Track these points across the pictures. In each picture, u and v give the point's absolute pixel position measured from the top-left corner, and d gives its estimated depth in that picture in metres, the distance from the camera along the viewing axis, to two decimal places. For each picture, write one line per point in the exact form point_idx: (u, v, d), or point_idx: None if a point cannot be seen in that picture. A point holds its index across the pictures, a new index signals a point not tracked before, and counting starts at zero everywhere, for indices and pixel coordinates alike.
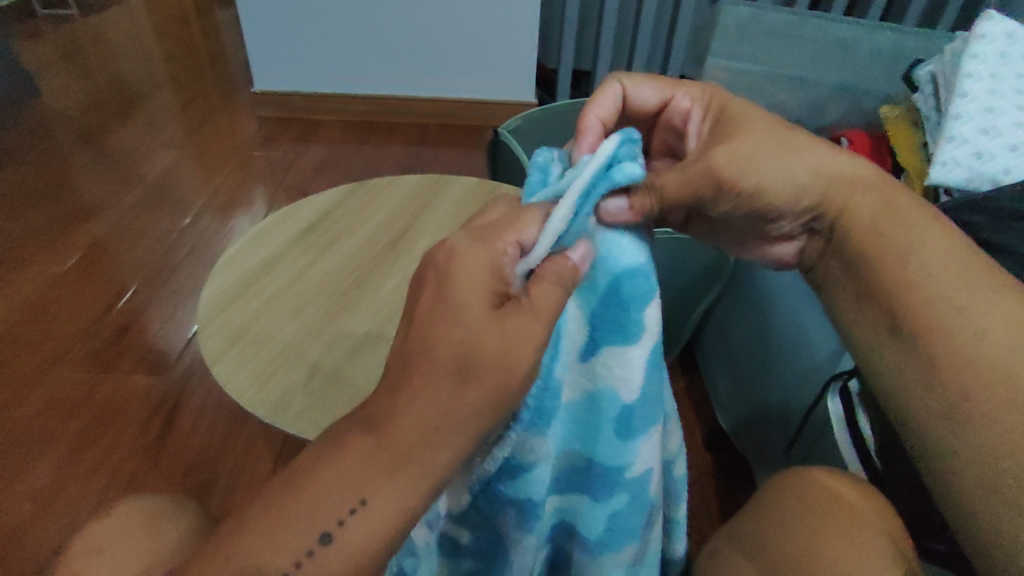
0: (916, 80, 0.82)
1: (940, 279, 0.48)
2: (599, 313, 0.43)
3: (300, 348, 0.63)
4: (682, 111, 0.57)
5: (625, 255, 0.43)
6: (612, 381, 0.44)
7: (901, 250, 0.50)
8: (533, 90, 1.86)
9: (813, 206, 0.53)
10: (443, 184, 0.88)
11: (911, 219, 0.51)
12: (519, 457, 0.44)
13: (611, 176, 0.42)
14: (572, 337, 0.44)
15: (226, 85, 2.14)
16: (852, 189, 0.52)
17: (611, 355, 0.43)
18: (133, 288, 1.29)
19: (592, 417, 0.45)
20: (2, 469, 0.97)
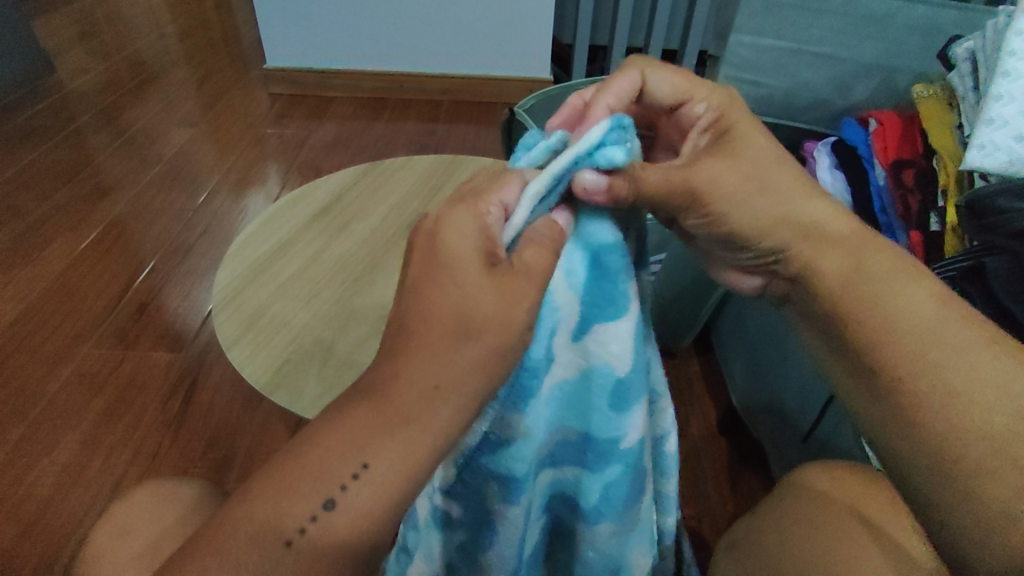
0: (953, 57, 0.78)
1: (906, 324, 0.43)
2: (585, 283, 0.39)
3: (317, 332, 0.62)
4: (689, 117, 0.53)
5: (603, 230, 0.40)
6: (604, 354, 0.40)
7: (871, 291, 0.44)
8: (548, 67, 1.82)
9: (773, 251, 0.48)
10: (458, 165, 0.86)
11: (886, 271, 0.45)
12: (498, 433, 0.40)
13: (594, 158, 0.40)
14: (558, 310, 0.40)
15: (240, 62, 2.13)
16: (821, 228, 0.47)
17: (598, 329, 0.40)
18: (150, 266, 1.30)
19: (580, 392, 0.42)
20: (27, 442, 0.99)
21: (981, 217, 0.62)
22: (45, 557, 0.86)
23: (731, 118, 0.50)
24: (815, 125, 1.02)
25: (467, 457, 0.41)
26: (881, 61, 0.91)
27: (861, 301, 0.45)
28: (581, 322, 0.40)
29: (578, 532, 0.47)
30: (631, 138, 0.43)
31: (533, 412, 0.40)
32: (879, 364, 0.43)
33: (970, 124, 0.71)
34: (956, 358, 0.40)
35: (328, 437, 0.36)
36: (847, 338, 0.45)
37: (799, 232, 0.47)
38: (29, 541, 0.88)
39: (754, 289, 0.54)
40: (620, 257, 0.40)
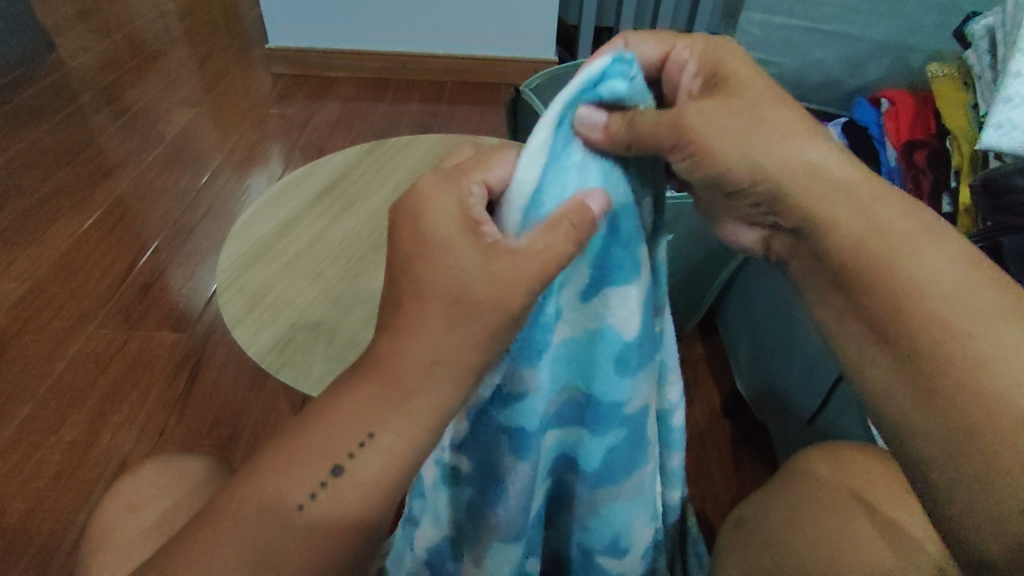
0: (970, 35, 0.76)
1: (928, 293, 0.40)
2: (597, 245, 0.37)
3: (324, 311, 0.62)
4: (680, 64, 0.46)
5: (618, 189, 0.38)
6: (614, 315, 0.39)
7: (892, 259, 0.41)
8: (553, 47, 1.79)
9: (771, 194, 0.44)
10: (463, 144, 0.86)
11: (903, 234, 0.42)
12: (509, 387, 0.39)
13: (598, 90, 0.37)
14: (569, 270, 0.38)
15: (242, 41, 2.10)
16: (844, 187, 0.43)
17: (608, 291, 0.38)
18: (154, 246, 1.29)
19: (591, 352, 0.40)
20: (35, 420, 0.99)
21: (995, 197, 0.61)
22: (55, 532, 0.87)
23: (723, 57, 0.45)
24: (826, 106, 1.00)
25: (480, 408, 0.41)
26: (896, 39, 0.90)
27: (878, 266, 0.41)
28: (592, 282, 0.38)
29: (579, 494, 0.47)
30: (637, 74, 0.39)
31: (545, 369, 0.39)
32: (899, 336, 0.40)
33: (986, 104, 0.70)
34: (975, 322, 0.38)
35: (340, 410, 0.37)
36: (869, 314, 0.42)
37: (805, 185, 0.43)
38: (39, 516, 0.89)
39: (758, 246, 0.49)
40: (632, 219, 0.38)
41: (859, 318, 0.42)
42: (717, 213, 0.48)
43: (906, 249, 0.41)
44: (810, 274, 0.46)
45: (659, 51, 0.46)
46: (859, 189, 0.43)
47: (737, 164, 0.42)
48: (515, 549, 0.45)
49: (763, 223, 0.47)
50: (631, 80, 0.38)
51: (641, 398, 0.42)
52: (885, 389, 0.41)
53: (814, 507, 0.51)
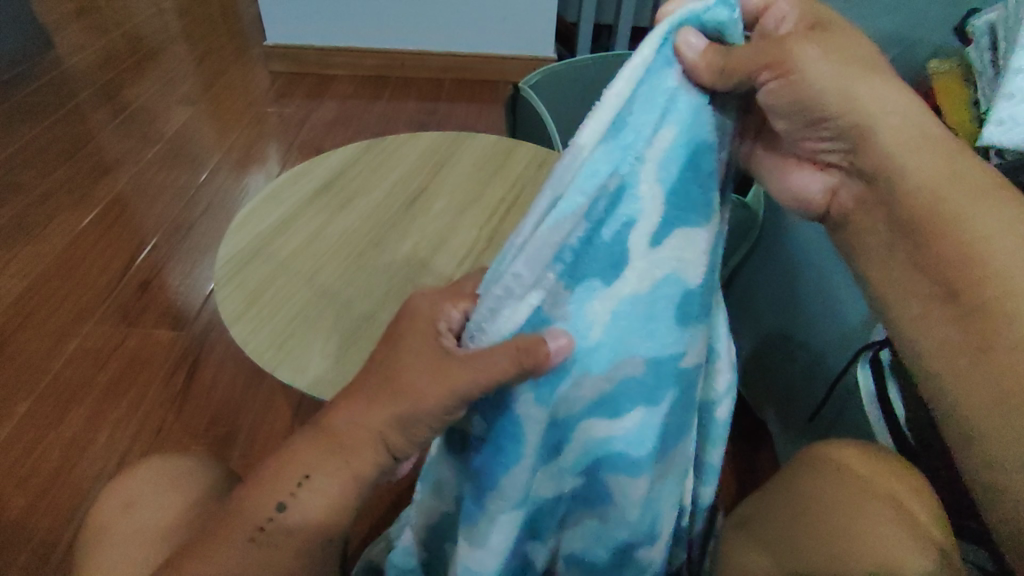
0: (970, 32, 0.76)
1: (975, 235, 0.38)
2: (677, 181, 0.34)
3: (322, 307, 0.62)
4: (780, 17, 0.41)
5: (703, 125, 0.35)
6: (681, 258, 0.36)
7: (946, 197, 0.39)
8: (553, 44, 1.78)
9: (854, 140, 0.41)
10: (461, 141, 0.85)
11: (982, 184, 0.39)
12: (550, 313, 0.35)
13: (701, 23, 0.36)
14: (643, 200, 0.34)
15: (240, 38, 2.10)
16: (926, 134, 0.40)
17: (679, 231, 0.35)
18: (152, 244, 1.29)
19: (656, 301, 0.36)
20: (32, 417, 0.99)
21: None
22: (53, 529, 0.87)
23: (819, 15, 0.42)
24: None
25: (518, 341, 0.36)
26: (898, 35, 0.89)
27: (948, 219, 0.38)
28: (664, 220, 0.35)
29: (605, 482, 0.41)
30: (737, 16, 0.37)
31: (601, 302, 0.35)
32: (960, 292, 0.38)
33: (987, 100, 0.70)
34: (1019, 267, 0.36)
35: (345, 411, 0.41)
36: (917, 261, 0.40)
37: (894, 127, 0.39)
38: (36, 513, 0.88)
39: (825, 193, 0.45)
40: (713, 158, 0.35)
41: (912, 264, 0.40)
42: (785, 151, 0.44)
43: (985, 200, 0.38)
44: (868, 225, 0.43)
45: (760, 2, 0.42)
46: (939, 140, 0.40)
47: (829, 104, 0.39)
48: (518, 519, 0.39)
49: (837, 160, 0.43)
50: (733, 21, 0.37)
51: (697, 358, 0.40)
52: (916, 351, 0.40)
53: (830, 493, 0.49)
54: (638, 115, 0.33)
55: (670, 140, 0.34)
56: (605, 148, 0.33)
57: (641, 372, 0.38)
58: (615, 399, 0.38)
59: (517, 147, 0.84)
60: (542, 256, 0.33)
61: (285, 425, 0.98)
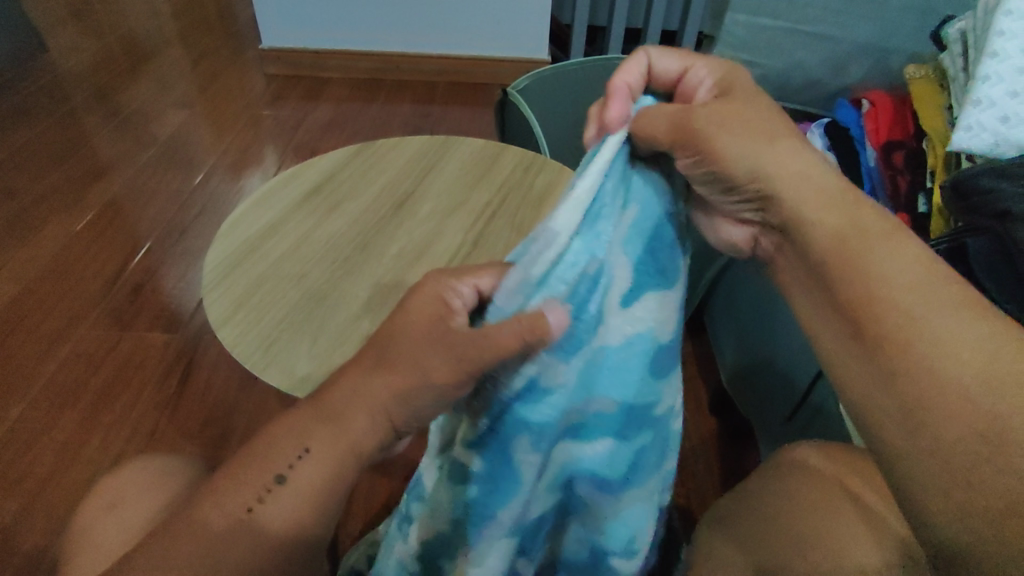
0: (944, 38, 0.78)
1: (894, 286, 0.37)
2: (643, 258, 0.39)
3: (307, 310, 0.63)
4: (697, 81, 0.47)
5: (655, 204, 0.39)
6: (654, 320, 0.40)
7: (861, 250, 0.39)
8: (544, 48, 1.80)
9: (762, 194, 0.42)
10: (449, 145, 0.86)
11: (873, 231, 0.39)
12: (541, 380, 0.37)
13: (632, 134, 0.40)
14: (615, 274, 0.38)
15: (235, 41, 2.11)
16: (825, 193, 0.41)
17: (649, 300, 0.39)
18: (147, 247, 1.30)
19: (631, 361, 0.40)
20: (27, 421, 1.00)
21: (966, 197, 0.62)
22: (47, 532, 0.88)
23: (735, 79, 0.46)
24: (809, 106, 1.01)
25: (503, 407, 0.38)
26: (876, 41, 0.91)
27: (847, 261, 0.39)
28: (635, 288, 0.39)
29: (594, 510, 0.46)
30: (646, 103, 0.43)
31: (584, 367, 0.38)
32: (864, 328, 0.37)
33: (959, 104, 0.71)
34: (939, 314, 0.35)
35: (333, 397, 0.42)
36: (845, 312, 0.39)
37: (784, 178, 0.41)
38: (31, 515, 0.90)
39: (747, 239, 0.47)
40: (670, 229, 0.40)
41: (835, 310, 0.40)
42: (705, 202, 0.46)
43: (880, 248, 0.39)
44: (788, 270, 0.45)
45: (677, 69, 0.48)
46: (841, 196, 0.41)
47: (734, 167, 0.41)
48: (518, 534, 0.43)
49: (750, 211, 0.44)
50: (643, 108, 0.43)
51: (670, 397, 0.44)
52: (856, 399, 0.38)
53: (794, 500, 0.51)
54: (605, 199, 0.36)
55: (633, 222, 0.38)
56: (581, 239, 0.35)
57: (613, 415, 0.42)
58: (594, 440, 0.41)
59: (503, 151, 0.85)
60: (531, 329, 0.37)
61: None
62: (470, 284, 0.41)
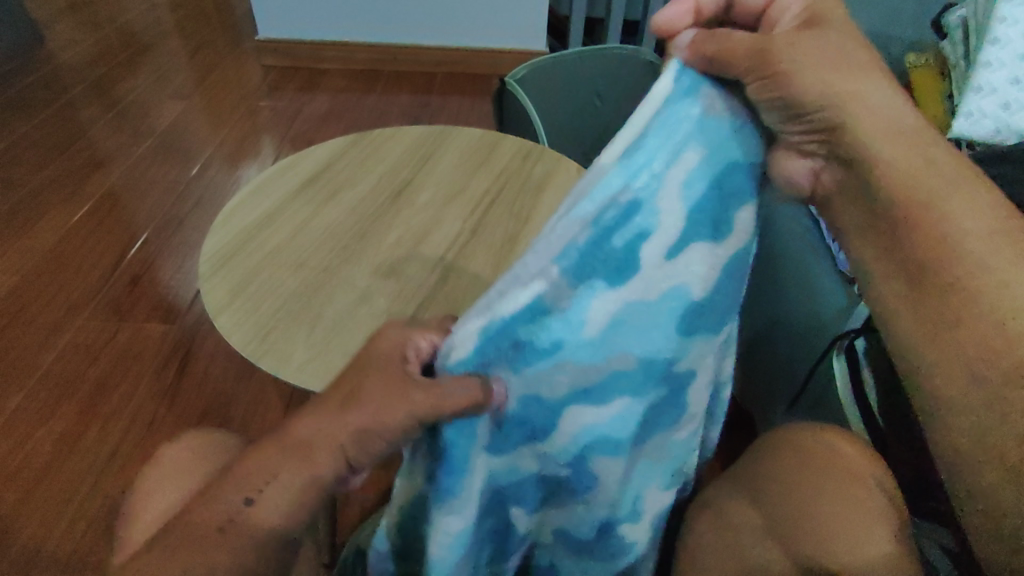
0: (945, 26, 0.78)
1: (962, 238, 0.38)
2: (700, 200, 0.37)
3: (305, 298, 0.63)
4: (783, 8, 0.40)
5: (734, 144, 0.37)
6: (688, 266, 0.38)
7: (930, 199, 0.39)
8: (543, 38, 1.79)
9: (831, 123, 0.38)
10: (447, 134, 0.86)
11: (947, 182, 0.39)
12: (547, 304, 0.36)
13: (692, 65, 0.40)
14: (660, 209, 0.36)
15: (232, 32, 2.09)
16: (901, 135, 0.39)
17: (698, 249, 0.38)
18: (144, 237, 1.30)
19: (656, 307, 0.38)
20: (26, 411, 1.00)
21: None
22: (46, 522, 0.88)
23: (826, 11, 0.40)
24: None
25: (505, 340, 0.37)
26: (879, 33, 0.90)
27: (922, 214, 0.39)
28: (681, 233, 0.37)
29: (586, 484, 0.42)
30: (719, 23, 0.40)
31: (592, 297, 0.36)
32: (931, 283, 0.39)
33: (959, 90, 0.71)
34: (996, 268, 0.38)
35: None
36: (904, 254, 0.39)
37: (870, 120, 0.39)
38: (31, 505, 0.90)
39: (809, 174, 0.41)
40: (748, 178, 0.38)
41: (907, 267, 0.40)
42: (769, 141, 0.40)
43: (951, 198, 0.39)
44: (846, 219, 0.42)
45: None
46: (913, 139, 0.40)
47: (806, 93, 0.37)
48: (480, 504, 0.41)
49: (812, 141, 0.39)
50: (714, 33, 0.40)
51: (693, 359, 0.42)
52: (909, 340, 0.40)
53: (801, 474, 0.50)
54: (654, 140, 0.36)
55: (694, 158, 0.36)
56: (620, 167, 0.36)
57: (634, 372, 0.39)
58: (594, 390, 0.39)
59: (502, 140, 0.85)
60: (553, 247, 0.36)
61: (276, 417, 1.00)
62: (430, 339, 0.44)
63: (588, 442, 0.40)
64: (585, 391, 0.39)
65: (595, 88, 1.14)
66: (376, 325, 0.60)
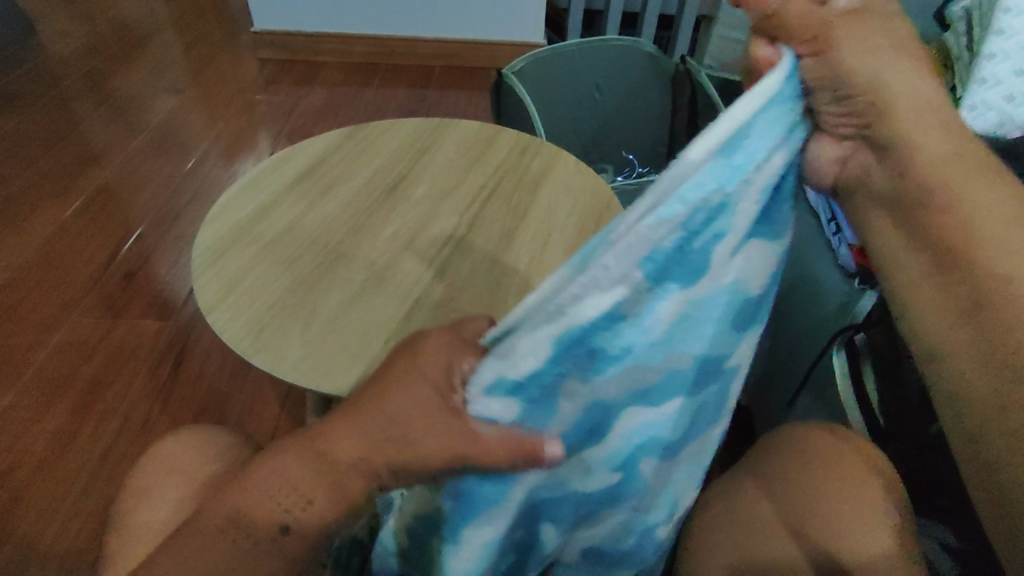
0: (949, 18, 0.77)
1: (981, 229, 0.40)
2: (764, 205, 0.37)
3: (298, 295, 0.62)
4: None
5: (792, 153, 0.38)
6: (744, 267, 0.39)
7: (949, 184, 0.40)
8: (541, 31, 1.77)
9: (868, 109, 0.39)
10: (443, 128, 0.85)
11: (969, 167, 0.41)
12: (626, 310, 0.34)
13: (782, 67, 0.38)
14: (735, 213, 0.36)
15: (228, 25, 2.07)
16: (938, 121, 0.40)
17: (752, 247, 0.39)
18: (140, 233, 1.28)
19: (714, 305, 0.39)
20: (20, 409, 0.99)
21: None
22: (39, 521, 0.88)
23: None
24: None
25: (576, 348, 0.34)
26: None
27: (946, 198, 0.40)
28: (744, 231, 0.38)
29: (632, 481, 0.42)
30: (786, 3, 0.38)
31: (666, 298, 0.35)
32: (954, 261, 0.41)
33: (962, 83, 0.70)
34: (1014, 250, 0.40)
35: None
36: (933, 235, 0.41)
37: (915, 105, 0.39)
38: (24, 503, 0.89)
39: (834, 164, 0.41)
40: (793, 180, 0.39)
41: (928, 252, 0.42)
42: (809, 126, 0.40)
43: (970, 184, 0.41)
44: (874, 207, 0.43)
45: None
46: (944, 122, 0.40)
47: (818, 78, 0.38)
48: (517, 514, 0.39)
49: (846, 123, 0.39)
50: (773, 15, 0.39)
51: (737, 355, 0.43)
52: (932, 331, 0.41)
53: (812, 468, 0.50)
54: (749, 141, 0.34)
55: (773, 166, 0.36)
56: (713, 165, 0.33)
57: (686, 368, 0.40)
58: (653, 388, 0.39)
59: (499, 133, 0.84)
60: (638, 251, 0.32)
61: (273, 414, 0.99)
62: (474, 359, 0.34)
63: (637, 438, 0.40)
64: (639, 389, 0.38)
65: (595, 81, 1.12)
66: (371, 323, 0.59)
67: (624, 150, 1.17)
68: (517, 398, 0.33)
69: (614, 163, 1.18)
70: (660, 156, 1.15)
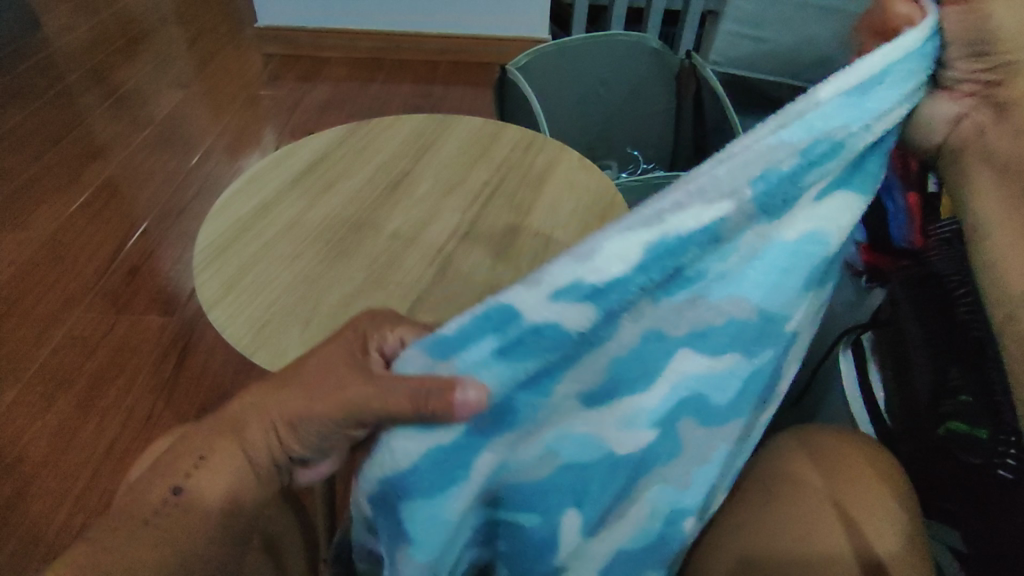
0: None
1: None
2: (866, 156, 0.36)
3: (300, 292, 0.62)
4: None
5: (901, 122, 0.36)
6: (837, 220, 0.36)
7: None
8: (547, 26, 1.76)
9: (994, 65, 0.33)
10: (448, 123, 0.84)
11: None
12: (716, 230, 0.33)
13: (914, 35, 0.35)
14: (849, 155, 0.34)
15: (233, 19, 2.07)
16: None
17: (849, 199, 0.36)
18: (144, 227, 1.29)
19: (802, 254, 0.36)
20: (25, 403, 1.00)
21: None
22: (41, 517, 0.88)
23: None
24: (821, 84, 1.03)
25: (657, 262, 0.32)
26: None
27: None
28: (842, 179, 0.36)
29: (679, 447, 0.39)
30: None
31: (755, 227, 0.34)
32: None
33: None
34: None
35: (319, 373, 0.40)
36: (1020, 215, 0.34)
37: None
38: (27, 498, 0.89)
39: (946, 124, 0.35)
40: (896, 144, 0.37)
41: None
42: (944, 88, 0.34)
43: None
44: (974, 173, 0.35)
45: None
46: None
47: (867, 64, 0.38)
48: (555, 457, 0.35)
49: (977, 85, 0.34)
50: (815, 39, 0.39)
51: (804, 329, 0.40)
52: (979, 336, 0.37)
53: (843, 457, 0.49)
54: (889, 86, 0.33)
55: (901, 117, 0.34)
56: (845, 99, 0.33)
57: (755, 325, 0.37)
58: (721, 334, 0.36)
59: (503, 129, 0.83)
60: (748, 168, 0.32)
61: None
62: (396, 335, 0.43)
63: (692, 398, 0.37)
64: (706, 336, 0.36)
65: (600, 77, 1.11)
66: None
67: (629, 146, 1.17)
68: (591, 304, 0.32)
69: (619, 159, 1.17)
70: (666, 153, 1.14)
